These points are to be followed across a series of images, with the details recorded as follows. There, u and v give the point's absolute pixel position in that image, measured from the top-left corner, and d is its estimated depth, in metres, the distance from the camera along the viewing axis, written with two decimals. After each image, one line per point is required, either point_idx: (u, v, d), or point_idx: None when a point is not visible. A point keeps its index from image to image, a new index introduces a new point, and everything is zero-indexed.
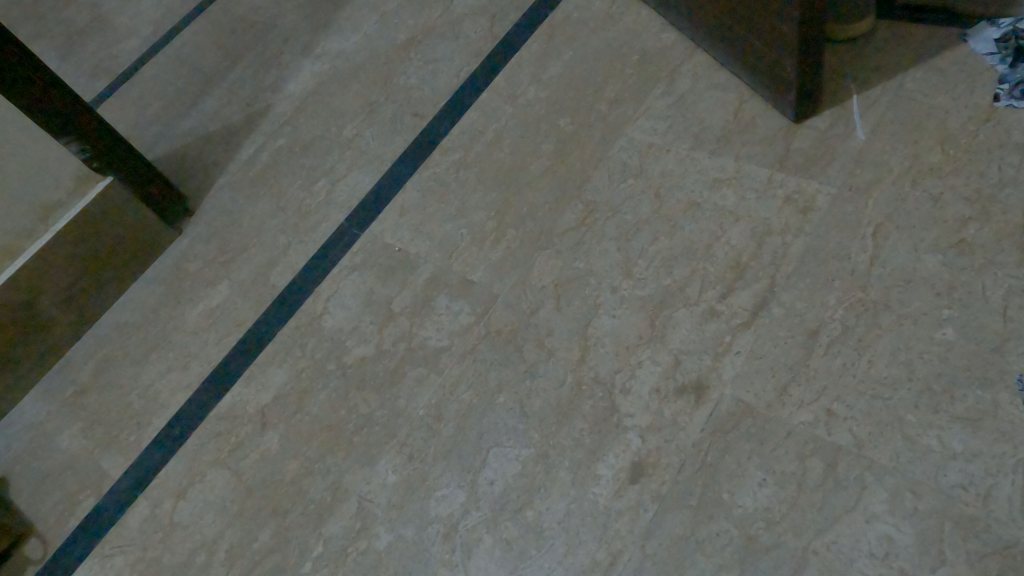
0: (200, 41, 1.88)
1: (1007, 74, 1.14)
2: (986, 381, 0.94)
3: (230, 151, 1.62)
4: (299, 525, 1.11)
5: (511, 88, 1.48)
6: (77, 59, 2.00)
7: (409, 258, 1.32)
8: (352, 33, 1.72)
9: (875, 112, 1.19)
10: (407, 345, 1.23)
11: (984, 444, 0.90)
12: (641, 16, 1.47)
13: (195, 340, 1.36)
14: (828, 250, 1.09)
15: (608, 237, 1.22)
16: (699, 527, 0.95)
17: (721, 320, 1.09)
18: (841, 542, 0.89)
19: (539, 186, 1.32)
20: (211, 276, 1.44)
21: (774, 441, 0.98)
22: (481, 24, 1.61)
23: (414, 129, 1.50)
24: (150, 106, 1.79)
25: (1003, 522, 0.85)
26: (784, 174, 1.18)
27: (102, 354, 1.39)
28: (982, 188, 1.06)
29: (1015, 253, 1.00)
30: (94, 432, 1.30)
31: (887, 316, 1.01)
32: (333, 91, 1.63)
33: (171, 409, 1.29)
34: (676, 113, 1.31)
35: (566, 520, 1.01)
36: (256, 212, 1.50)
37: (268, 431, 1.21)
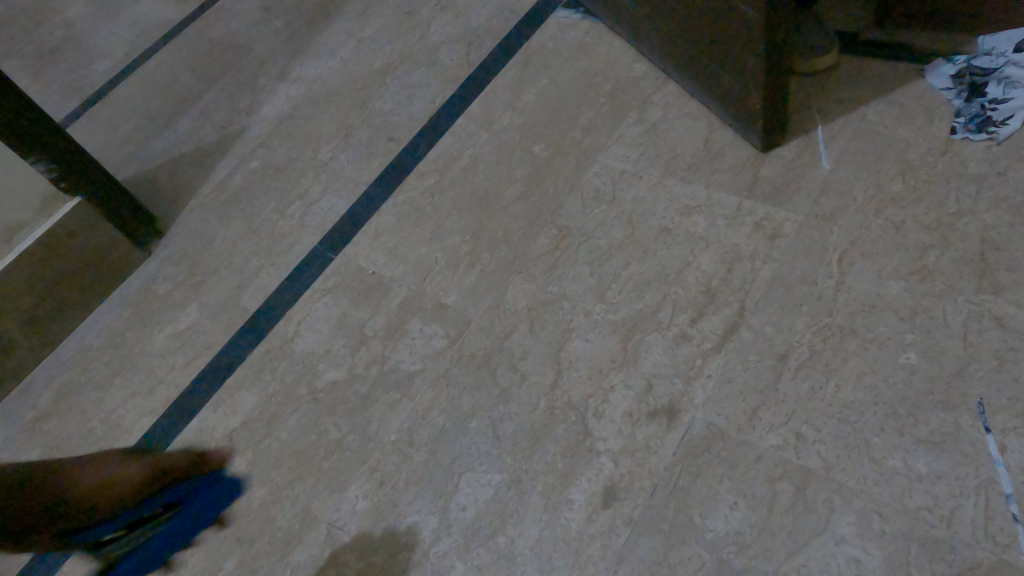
0: (174, 64, 1.87)
1: (962, 108, 1.18)
2: (948, 405, 0.95)
3: (204, 173, 1.61)
4: (266, 554, 1.09)
5: (487, 114, 1.50)
6: (48, 80, 1.98)
7: (383, 282, 1.32)
8: (329, 58, 1.73)
9: (839, 142, 1.22)
10: (380, 369, 1.22)
11: (947, 466, 0.92)
12: (614, 47, 1.51)
13: (163, 364, 1.33)
14: (795, 276, 1.11)
15: (581, 261, 1.23)
16: (672, 551, 0.95)
17: (691, 344, 1.10)
18: (811, 565, 0.90)
19: (513, 211, 1.33)
20: (180, 300, 1.41)
21: (744, 465, 0.98)
22: (457, 51, 1.63)
23: (389, 153, 1.51)
24: (121, 127, 1.78)
25: (968, 543, 0.86)
26: (753, 202, 1.21)
27: (65, 378, 1.36)
28: (941, 217, 1.10)
29: (973, 279, 1.03)
30: (52, 459, 1.26)
31: (853, 340, 1.03)
32: (309, 115, 1.64)
33: (134, 435, 1.26)
34: (648, 141, 1.34)
35: (539, 546, 1.00)
36: (228, 234, 1.49)
37: (235, 458, 1.19)
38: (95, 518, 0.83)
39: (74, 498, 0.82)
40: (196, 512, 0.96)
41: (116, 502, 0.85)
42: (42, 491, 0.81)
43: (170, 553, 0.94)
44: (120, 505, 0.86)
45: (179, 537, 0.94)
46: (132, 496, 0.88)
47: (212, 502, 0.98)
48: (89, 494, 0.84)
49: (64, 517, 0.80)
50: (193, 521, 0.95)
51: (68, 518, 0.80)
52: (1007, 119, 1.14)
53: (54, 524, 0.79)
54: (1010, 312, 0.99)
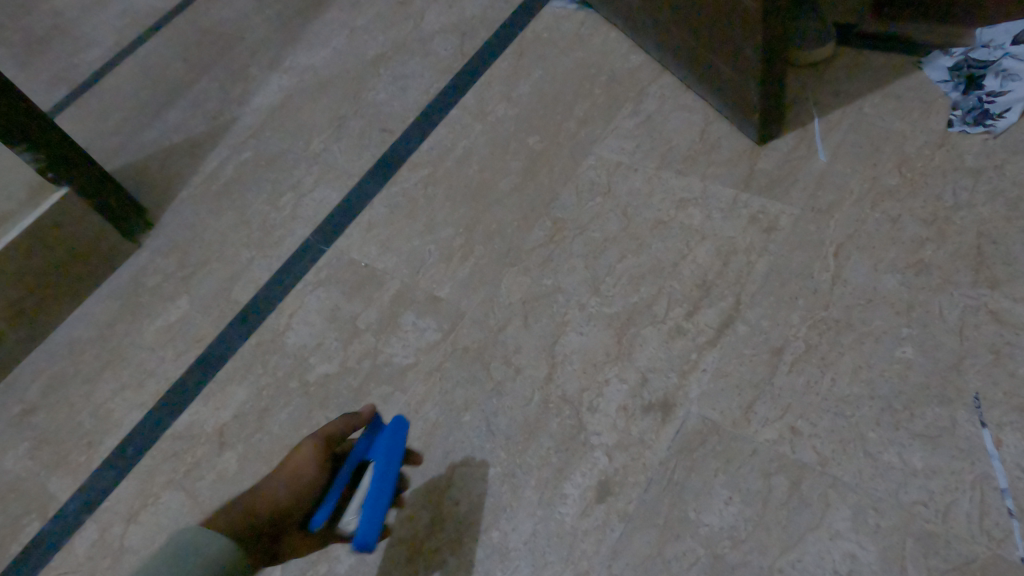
0: (164, 53, 1.84)
1: (959, 101, 1.17)
2: (944, 399, 0.95)
3: (194, 164, 1.59)
4: None
5: (481, 105, 1.48)
6: (35, 69, 1.95)
7: (376, 274, 1.31)
8: (321, 48, 1.71)
9: (836, 135, 1.22)
10: (372, 362, 1.21)
11: (943, 460, 0.91)
12: (609, 39, 1.49)
13: (153, 356, 1.32)
14: (791, 269, 1.10)
15: (576, 254, 1.22)
16: (666, 546, 0.94)
17: (687, 338, 1.09)
18: (806, 559, 0.89)
19: (507, 204, 1.32)
20: (171, 292, 1.40)
21: (739, 459, 0.98)
22: (452, 42, 1.62)
23: (383, 144, 1.49)
24: (110, 117, 1.75)
25: (964, 538, 0.86)
26: (749, 195, 1.20)
27: (54, 371, 1.34)
28: (938, 210, 1.09)
29: (970, 273, 1.03)
30: (41, 453, 1.24)
31: (849, 334, 1.03)
32: (301, 105, 1.62)
33: (124, 428, 1.24)
34: (644, 133, 1.33)
35: (533, 541, 0.99)
36: (219, 226, 1.47)
37: (226, 451, 1.17)
38: (301, 499, 0.81)
39: (250, 509, 0.78)
40: (372, 463, 0.89)
41: (312, 480, 0.82)
42: (271, 480, 0.82)
43: (377, 512, 0.85)
44: (318, 478, 0.83)
45: (371, 491, 0.86)
46: (322, 479, 0.83)
47: (396, 440, 0.92)
48: (295, 478, 0.81)
49: (286, 512, 0.79)
50: (377, 469, 0.88)
51: (277, 506, 0.79)
52: (1005, 112, 1.13)
53: (261, 527, 0.77)
54: (1007, 306, 0.99)
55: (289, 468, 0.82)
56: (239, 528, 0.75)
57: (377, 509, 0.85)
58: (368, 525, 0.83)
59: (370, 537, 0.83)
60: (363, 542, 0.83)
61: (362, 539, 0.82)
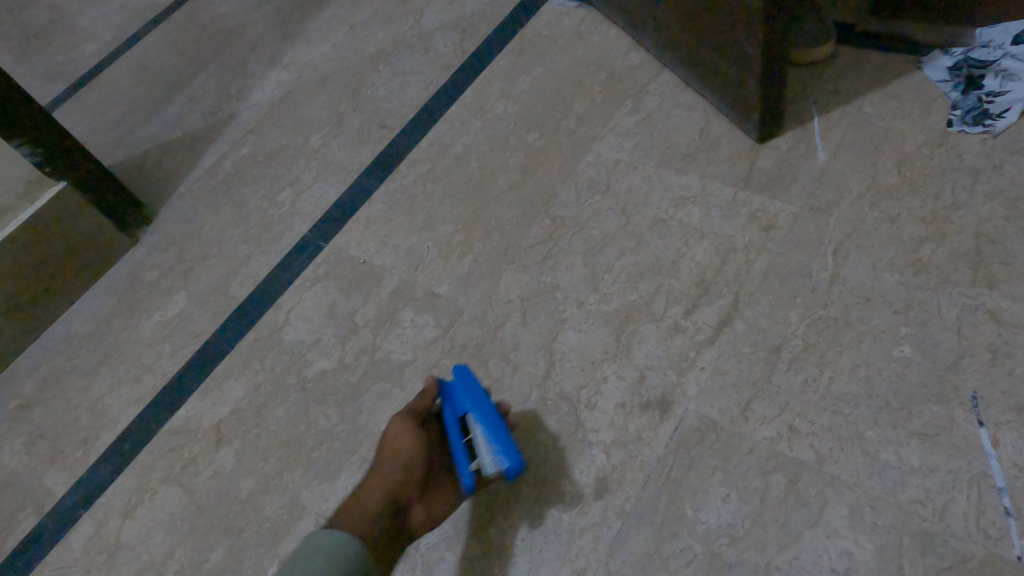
0: (163, 48, 1.84)
1: (959, 101, 1.17)
2: (942, 398, 0.95)
3: (193, 159, 1.59)
4: (253, 544, 1.07)
5: (480, 102, 1.48)
6: (33, 63, 1.94)
7: (374, 270, 1.30)
8: (320, 43, 1.71)
9: (835, 134, 1.22)
10: (370, 358, 1.20)
11: (940, 459, 0.91)
12: (609, 36, 1.49)
13: (150, 352, 1.31)
14: (790, 268, 1.10)
15: (575, 252, 1.22)
16: (663, 544, 0.94)
17: (685, 336, 1.09)
18: (804, 558, 0.89)
19: (506, 201, 1.32)
20: (168, 287, 1.39)
21: (736, 457, 0.98)
22: (451, 38, 1.61)
23: (382, 141, 1.49)
24: (108, 112, 1.75)
25: (961, 536, 0.86)
26: (748, 193, 1.20)
27: (50, 366, 1.34)
28: (937, 210, 1.09)
29: (968, 272, 1.03)
30: (36, 448, 1.24)
31: (847, 333, 1.03)
32: (300, 101, 1.61)
33: (121, 423, 1.24)
34: (643, 131, 1.33)
35: (530, 538, 0.99)
36: (217, 221, 1.46)
37: (223, 447, 1.17)
38: (408, 471, 0.99)
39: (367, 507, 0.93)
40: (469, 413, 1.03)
41: (410, 450, 1.00)
42: (380, 465, 0.99)
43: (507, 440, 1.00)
44: (416, 446, 1.01)
45: (487, 427, 1.00)
46: (420, 447, 1.01)
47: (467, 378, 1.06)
48: (397, 455, 0.99)
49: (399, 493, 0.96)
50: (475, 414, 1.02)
51: (392, 486, 0.96)
52: (1004, 111, 1.13)
53: (384, 513, 0.93)
54: (1005, 306, 0.99)
55: (388, 450, 1.00)
56: (368, 516, 0.91)
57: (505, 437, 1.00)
58: (506, 449, 0.97)
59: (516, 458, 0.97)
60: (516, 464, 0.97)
61: (512, 462, 0.96)
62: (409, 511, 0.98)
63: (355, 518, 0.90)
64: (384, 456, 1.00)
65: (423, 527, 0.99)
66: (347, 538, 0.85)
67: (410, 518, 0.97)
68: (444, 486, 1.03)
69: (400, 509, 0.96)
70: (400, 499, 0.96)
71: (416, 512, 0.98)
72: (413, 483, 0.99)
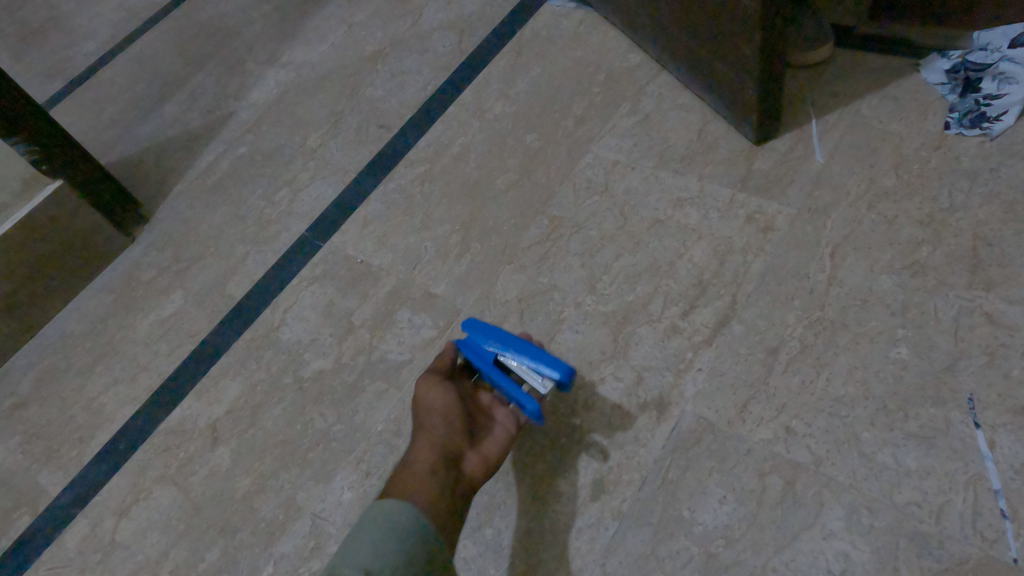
0: (160, 47, 1.83)
1: (956, 103, 1.17)
2: (939, 399, 0.95)
3: (190, 158, 1.58)
4: (249, 544, 1.07)
5: (479, 102, 1.48)
6: (30, 61, 1.93)
7: (372, 270, 1.30)
8: (319, 43, 1.70)
9: (833, 136, 1.22)
10: (367, 358, 1.20)
11: (936, 461, 0.91)
12: (608, 37, 1.49)
13: (146, 351, 1.31)
14: (787, 269, 1.10)
15: (573, 252, 1.22)
16: (660, 545, 0.94)
17: (682, 337, 1.09)
18: (800, 559, 0.89)
19: (504, 201, 1.32)
20: (165, 286, 1.39)
21: (733, 458, 0.98)
22: (450, 38, 1.61)
23: (380, 140, 1.49)
24: (106, 110, 1.74)
25: (957, 538, 0.86)
26: (746, 194, 1.20)
27: (45, 365, 1.33)
28: (934, 212, 1.09)
29: (965, 275, 1.03)
30: (31, 447, 1.23)
31: (845, 335, 1.03)
32: (298, 100, 1.61)
33: (116, 423, 1.23)
34: (642, 132, 1.33)
35: (526, 538, 0.99)
36: (214, 220, 1.46)
37: (218, 447, 1.17)
38: (448, 426, 0.96)
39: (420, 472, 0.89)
40: (497, 354, 0.98)
41: (444, 407, 0.97)
42: (420, 431, 0.96)
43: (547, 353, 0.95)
44: (448, 400, 0.98)
45: (522, 354, 0.95)
46: (454, 401, 0.98)
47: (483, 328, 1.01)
48: (432, 414, 0.96)
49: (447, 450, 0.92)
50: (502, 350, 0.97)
51: (438, 445, 0.93)
52: (1001, 114, 1.13)
53: (441, 469, 0.90)
54: (1002, 308, 0.99)
55: (423, 416, 0.97)
56: (424, 478, 0.88)
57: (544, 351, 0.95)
58: (551, 361, 0.93)
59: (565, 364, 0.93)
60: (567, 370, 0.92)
61: (562, 369, 0.92)
62: (466, 459, 0.95)
63: (409, 484, 0.86)
64: (420, 422, 0.97)
65: (485, 471, 0.95)
66: (413, 513, 0.80)
67: (468, 466, 0.94)
68: (491, 428, 1.00)
69: (454, 462, 0.93)
70: (449, 454, 0.93)
71: (472, 459, 0.95)
72: (458, 434, 0.96)
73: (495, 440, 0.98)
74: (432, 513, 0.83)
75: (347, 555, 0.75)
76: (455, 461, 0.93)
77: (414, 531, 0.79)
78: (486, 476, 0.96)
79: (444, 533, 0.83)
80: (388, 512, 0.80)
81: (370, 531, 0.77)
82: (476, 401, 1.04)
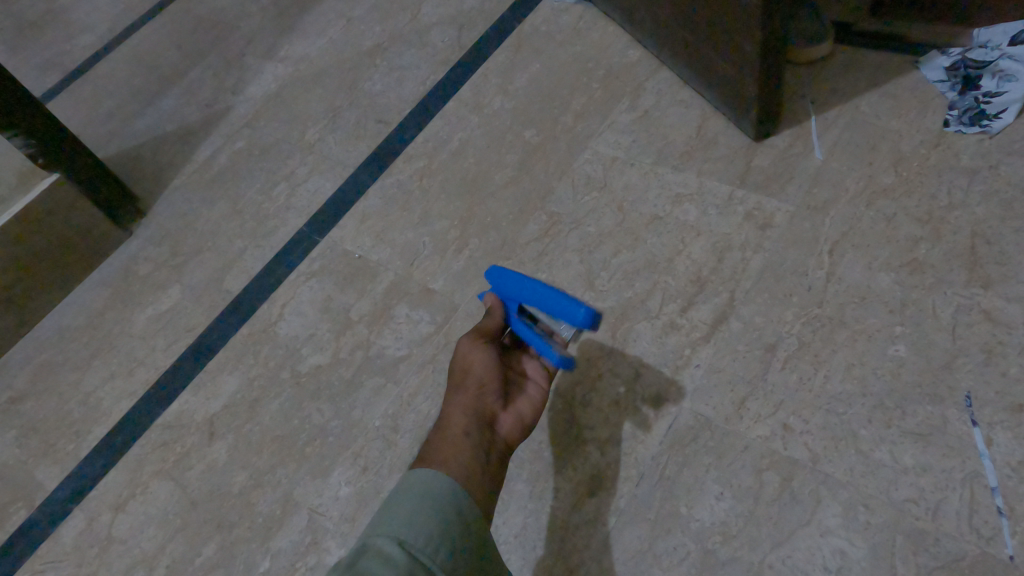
0: (158, 40, 1.83)
1: (956, 101, 1.17)
2: (936, 397, 0.95)
3: (188, 152, 1.58)
4: (246, 539, 1.07)
5: (477, 98, 1.47)
6: (27, 54, 1.93)
7: (370, 266, 1.30)
8: (317, 37, 1.70)
9: (832, 133, 1.22)
10: (365, 353, 1.20)
11: (933, 458, 0.91)
12: (608, 33, 1.49)
13: (143, 345, 1.31)
14: (785, 266, 1.10)
15: (571, 248, 1.22)
16: (657, 541, 0.94)
17: (681, 333, 1.09)
18: (797, 556, 0.89)
19: (502, 197, 1.31)
20: (162, 281, 1.39)
21: (731, 455, 0.98)
22: (449, 33, 1.61)
23: (378, 136, 1.48)
24: (103, 103, 1.73)
25: (953, 536, 0.86)
26: (745, 191, 1.20)
27: (42, 359, 1.33)
28: (933, 209, 1.09)
29: (963, 273, 1.03)
30: (27, 442, 1.23)
31: (843, 332, 1.03)
32: (296, 95, 1.61)
33: (113, 417, 1.23)
34: (641, 128, 1.32)
35: (523, 534, 0.99)
36: (212, 215, 1.46)
37: (216, 442, 1.17)
38: (484, 387, 0.89)
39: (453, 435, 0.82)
40: (524, 302, 0.90)
41: (481, 367, 0.90)
42: (454, 392, 0.89)
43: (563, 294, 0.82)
44: (488, 361, 0.91)
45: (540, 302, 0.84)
46: (492, 361, 0.91)
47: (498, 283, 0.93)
48: (468, 375, 0.89)
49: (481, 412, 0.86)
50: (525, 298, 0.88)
51: (472, 406, 0.86)
52: (1000, 112, 1.13)
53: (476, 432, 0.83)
54: (1000, 306, 0.99)
55: (458, 377, 0.90)
56: (458, 441, 0.81)
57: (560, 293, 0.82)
58: (561, 307, 0.80)
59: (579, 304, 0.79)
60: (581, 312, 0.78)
61: (574, 316, 0.79)
62: (501, 422, 0.88)
63: (443, 448, 0.80)
64: (455, 382, 0.90)
65: (518, 435, 0.89)
66: (450, 481, 0.73)
67: (503, 428, 0.88)
68: (525, 390, 0.94)
69: (488, 424, 0.86)
70: (484, 416, 0.86)
71: (507, 421, 0.89)
72: (494, 396, 0.89)
73: (530, 402, 0.92)
74: (469, 480, 0.76)
75: (380, 524, 0.68)
76: (490, 424, 0.87)
77: (451, 505, 0.71)
78: (519, 439, 0.90)
79: (482, 503, 0.76)
80: (426, 482, 0.72)
81: (405, 501, 0.70)
82: (511, 362, 0.97)
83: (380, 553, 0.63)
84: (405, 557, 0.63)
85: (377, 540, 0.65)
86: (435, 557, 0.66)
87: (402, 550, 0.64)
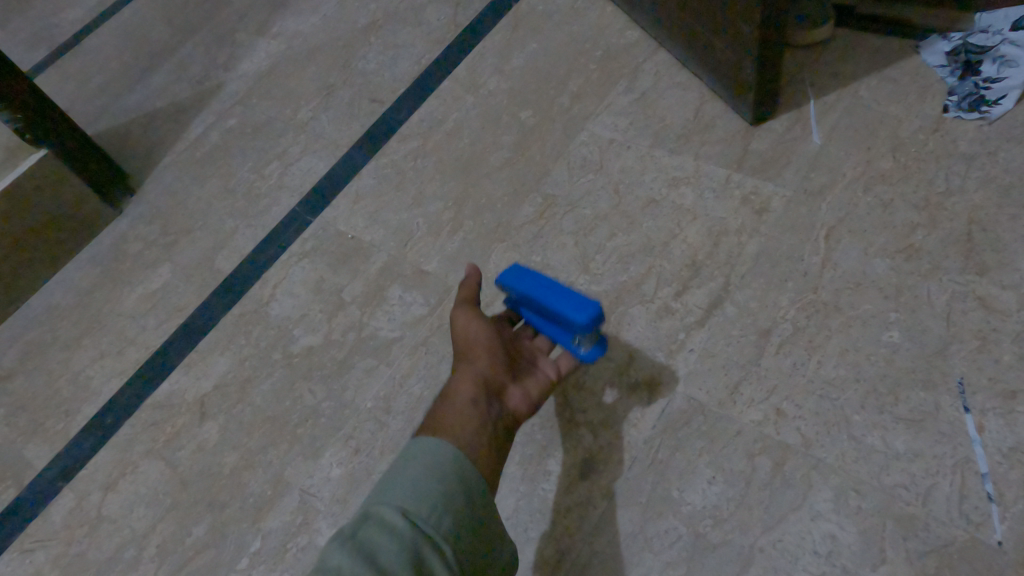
0: (149, 15, 1.79)
1: (956, 86, 1.16)
2: (929, 383, 0.95)
3: (179, 130, 1.56)
4: (237, 519, 1.06)
5: (474, 78, 1.45)
6: (15, 28, 1.89)
7: (363, 246, 1.29)
8: (311, 14, 1.67)
9: (831, 118, 1.20)
10: (357, 335, 1.19)
11: (926, 444, 0.91)
12: (606, 13, 1.47)
13: (134, 325, 1.29)
14: (781, 251, 1.10)
15: (566, 231, 1.21)
16: (648, 524, 0.94)
17: (675, 318, 1.08)
18: (787, 540, 0.90)
19: (497, 178, 1.30)
20: (152, 260, 1.37)
21: (724, 439, 0.98)
22: (445, 12, 1.58)
23: (372, 115, 1.46)
24: (93, 79, 1.70)
25: (943, 521, 0.86)
26: (741, 175, 1.19)
27: (29, 338, 1.31)
28: (930, 196, 1.08)
29: (959, 259, 1.02)
30: (16, 420, 1.22)
31: (837, 317, 1.03)
32: (289, 72, 1.58)
33: (103, 396, 1.22)
34: (639, 110, 1.31)
35: (515, 516, 0.99)
36: (203, 193, 1.44)
37: (206, 422, 1.16)
38: (492, 361, 0.89)
39: (458, 405, 0.82)
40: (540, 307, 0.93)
41: (486, 340, 0.91)
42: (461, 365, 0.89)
43: (566, 303, 0.88)
44: (490, 334, 0.92)
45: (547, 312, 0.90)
46: (494, 338, 0.92)
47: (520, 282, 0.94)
48: (473, 351, 0.90)
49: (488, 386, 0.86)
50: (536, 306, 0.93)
51: (480, 378, 0.86)
52: (1000, 98, 1.12)
53: (481, 402, 0.83)
54: (995, 293, 0.99)
55: (462, 352, 0.91)
56: (463, 410, 0.81)
57: (562, 302, 0.88)
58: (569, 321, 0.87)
59: (578, 313, 0.86)
60: (587, 322, 0.86)
61: (582, 326, 0.86)
62: (510, 396, 0.88)
63: (448, 417, 0.80)
64: (462, 357, 0.90)
65: (527, 409, 0.88)
66: (454, 450, 0.72)
67: (512, 401, 0.87)
68: (536, 371, 0.93)
69: (496, 396, 0.86)
70: (492, 389, 0.86)
71: (516, 395, 0.88)
72: (502, 371, 0.89)
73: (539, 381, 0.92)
74: (472, 450, 0.76)
75: (385, 491, 0.68)
76: (498, 396, 0.86)
77: (456, 476, 0.70)
78: (529, 415, 0.89)
79: (486, 471, 0.75)
80: (431, 448, 0.71)
81: (410, 469, 0.69)
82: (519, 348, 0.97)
83: (384, 524, 0.63)
84: (409, 530, 0.63)
85: (382, 510, 0.65)
86: (441, 527, 0.65)
87: (406, 521, 0.64)
